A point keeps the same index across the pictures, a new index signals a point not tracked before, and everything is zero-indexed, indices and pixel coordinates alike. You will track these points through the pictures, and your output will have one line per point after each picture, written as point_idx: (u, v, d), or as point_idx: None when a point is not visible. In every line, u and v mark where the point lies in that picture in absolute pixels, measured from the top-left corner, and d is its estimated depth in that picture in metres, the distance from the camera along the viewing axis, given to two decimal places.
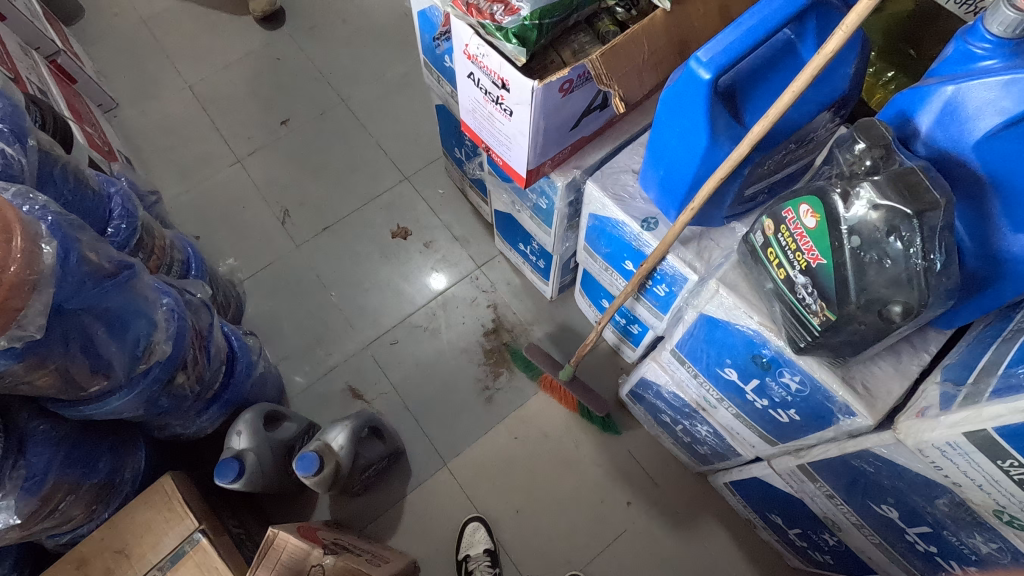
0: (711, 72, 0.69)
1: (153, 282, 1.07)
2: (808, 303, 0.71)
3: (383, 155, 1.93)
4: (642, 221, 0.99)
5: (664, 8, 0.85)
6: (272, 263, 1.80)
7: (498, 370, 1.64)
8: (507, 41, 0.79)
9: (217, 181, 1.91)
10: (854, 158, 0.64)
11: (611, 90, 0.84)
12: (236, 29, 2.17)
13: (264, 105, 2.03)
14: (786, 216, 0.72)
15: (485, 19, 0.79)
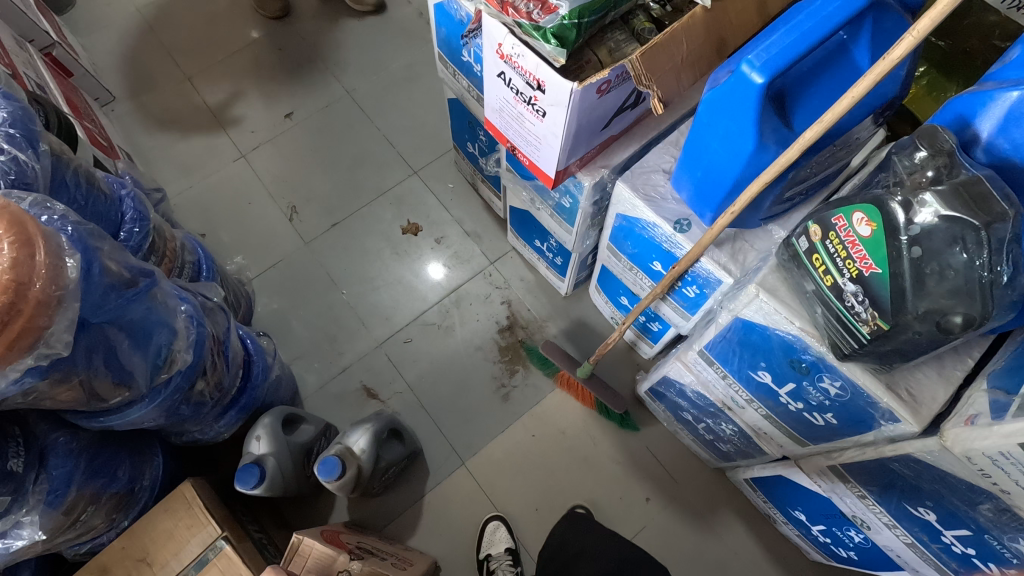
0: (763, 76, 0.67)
1: (170, 286, 1.04)
2: (857, 311, 0.69)
3: (391, 149, 1.89)
4: (675, 222, 0.97)
5: (704, 5, 0.82)
6: (281, 261, 1.76)
7: (514, 367, 1.62)
8: (545, 41, 0.77)
9: (221, 176, 1.87)
10: (915, 166, 0.63)
11: (651, 91, 0.82)
12: (235, 18, 2.11)
13: (266, 97, 1.99)
14: (836, 223, 0.71)
15: (522, 17, 0.77)
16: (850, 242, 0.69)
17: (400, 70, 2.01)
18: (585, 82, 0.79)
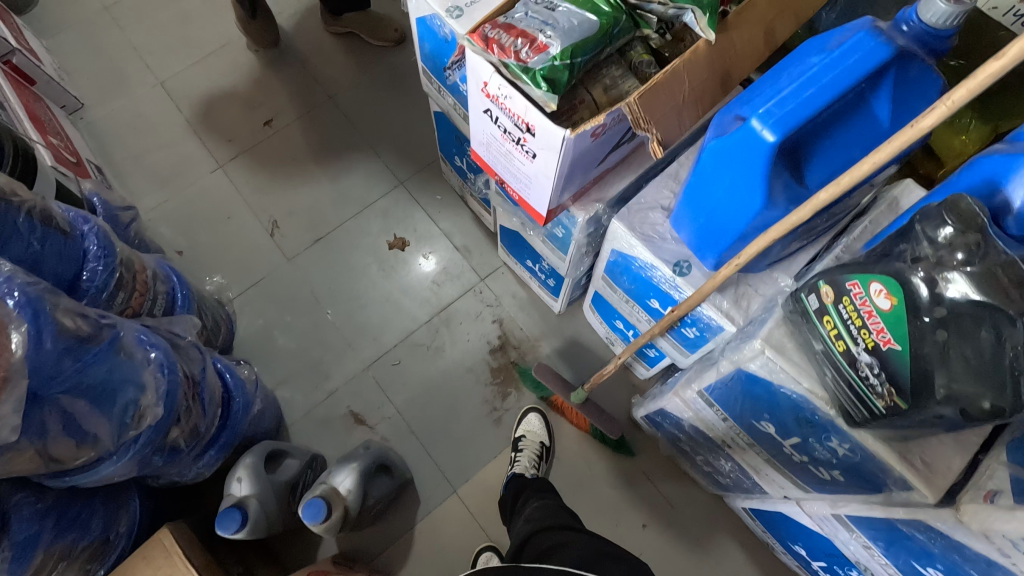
0: (775, 133, 0.62)
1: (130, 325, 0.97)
2: (872, 384, 0.65)
3: (377, 159, 1.81)
4: (674, 265, 0.91)
5: (708, 38, 0.75)
6: (262, 279, 1.69)
7: (506, 390, 1.57)
8: (536, 84, 0.70)
9: (198, 189, 1.79)
10: (943, 241, 0.57)
11: (650, 134, 0.75)
12: (209, 17, 2.00)
13: (244, 103, 1.89)
14: (851, 289, 0.65)
15: (509, 57, 0.70)
16: (867, 311, 0.64)
17: (384, 74, 1.91)
18: (577, 129, 0.72)
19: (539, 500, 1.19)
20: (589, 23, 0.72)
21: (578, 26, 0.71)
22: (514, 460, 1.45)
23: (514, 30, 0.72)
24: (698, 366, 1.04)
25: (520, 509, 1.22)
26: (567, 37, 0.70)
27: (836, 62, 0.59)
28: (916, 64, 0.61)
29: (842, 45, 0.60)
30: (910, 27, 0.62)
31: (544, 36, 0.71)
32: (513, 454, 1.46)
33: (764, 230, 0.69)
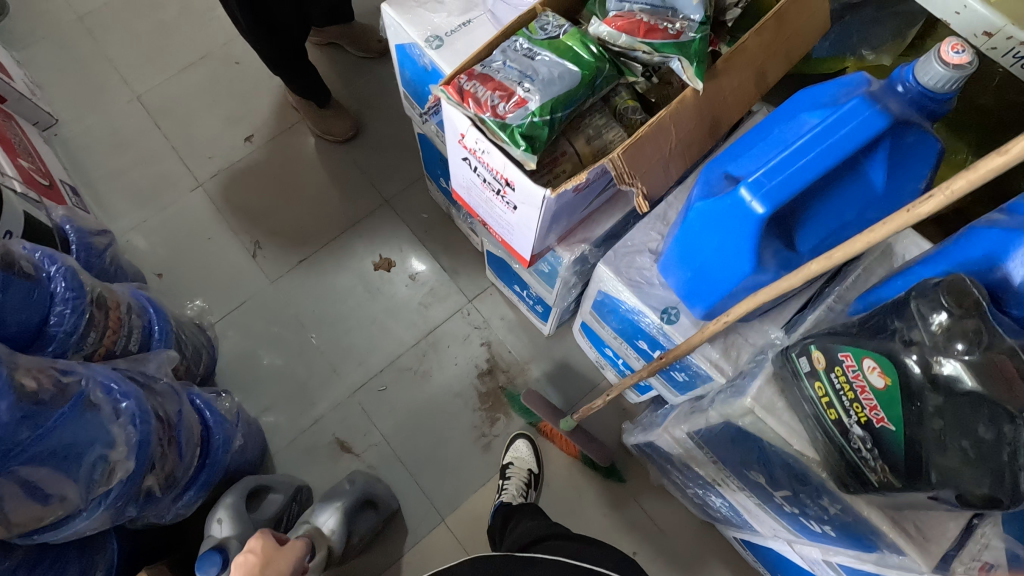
0: (766, 204, 0.59)
1: (92, 368, 0.93)
2: (866, 458, 0.62)
3: (361, 175, 1.77)
4: (662, 312, 0.88)
5: (695, 87, 0.71)
6: (245, 302, 1.65)
7: (495, 415, 1.55)
8: (514, 142, 0.67)
9: (177, 209, 1.74)
10: (936, 327, 0.54)
11: (635, 189, 0.72)
12: (187, 28, 1.94)
13: (224, 118, 1.84)
14: (843, 361, 0.62)
15: (486, 112, 0.67)
16: (860, 386, 0.61)
17: (367, 86, 1.86)
18: (558, 188, 0.69)
19: (531, 520, 1.16)
20: (571, 74, 0.68)
21: (559, 78, 0.67)
22: (501, 490, 1.43)
23: (491, 82, 0.68)
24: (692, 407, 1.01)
25: (511, 530, 1.19)
26: (547, 91, 0.66)
27: (829, 130, 0.56)
28: (913, 132, 0.58)
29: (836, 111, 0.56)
30: (908, 90, 0.59)
31: (523, 89, 0.67)
32: (500, 482, 1.44)
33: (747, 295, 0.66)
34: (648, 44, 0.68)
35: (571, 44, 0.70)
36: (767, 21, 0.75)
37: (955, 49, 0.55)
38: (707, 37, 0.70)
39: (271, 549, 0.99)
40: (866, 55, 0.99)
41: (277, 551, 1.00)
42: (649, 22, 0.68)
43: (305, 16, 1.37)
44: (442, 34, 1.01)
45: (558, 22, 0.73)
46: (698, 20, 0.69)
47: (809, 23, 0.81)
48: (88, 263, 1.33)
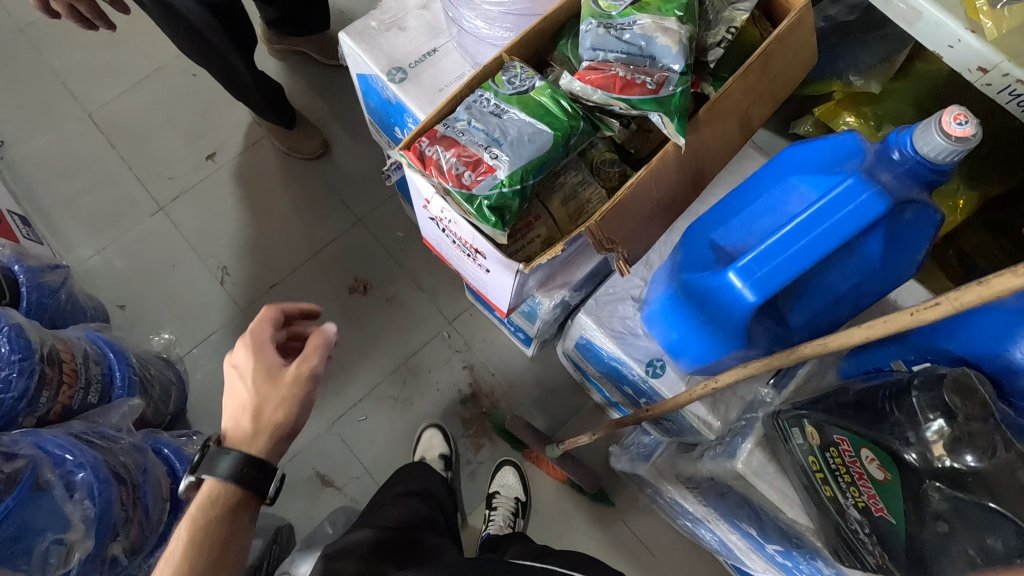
0: (754, 293, 0.56)
1: (40, 440, 0.89)
2: (864, 542, 0.58)
3: (331, 194, 1.69)
4: (647, 364, 0.84)
5: (677, 142, 0.66)
6: (214, 332, 1.58)
7: (479, 442, 1.51)
8: (482, 215, 0.61)
9: (138, 235, 1.65)
10: (936, 431, 0.51)
11: (615, 253, 0.67)
12: (139, 38, 1.82)
13: (183, 136, 1.74)
14: (839, 443, 0.58)
15: (450, 183, 0.61)
16: (858, 472, 0.57)
17: (335, 97, 1.76)
18: (533, 263, 0.64)
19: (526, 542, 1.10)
20: (542, 135, 0.62)
21: (529, 140, 0.62)
22: (489, 521, 1.40)
23: (453, 145, 0.62)
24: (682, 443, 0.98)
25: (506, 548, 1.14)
26: (516, 157, 0.61)
27: (821, 216, 0.52)
28: (912, 209, 0.54)
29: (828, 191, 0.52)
30: (905, 160, 0.54)
31: (490, 154, 0.61)
32: (486, 513, 1.41)
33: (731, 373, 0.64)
34: (625, 101, 0.62)
35: (542, 99, 0.64)
36: (751, 64, 0.70)
37: (958, 120, 0.50)
38: (687, 89, 0.65)
39: (258, 382, 0.79)
40: (852, 80, 0.94)
41: (271, 378, 0.79)
42: (625, 77, 0.63)
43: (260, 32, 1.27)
44: (404, 66, 0.94)
45: (526, 73, 0.67)
46: (678, 71, 0.64)
47: (794, 61, 0.76)
48: (41, 302, 1.25)
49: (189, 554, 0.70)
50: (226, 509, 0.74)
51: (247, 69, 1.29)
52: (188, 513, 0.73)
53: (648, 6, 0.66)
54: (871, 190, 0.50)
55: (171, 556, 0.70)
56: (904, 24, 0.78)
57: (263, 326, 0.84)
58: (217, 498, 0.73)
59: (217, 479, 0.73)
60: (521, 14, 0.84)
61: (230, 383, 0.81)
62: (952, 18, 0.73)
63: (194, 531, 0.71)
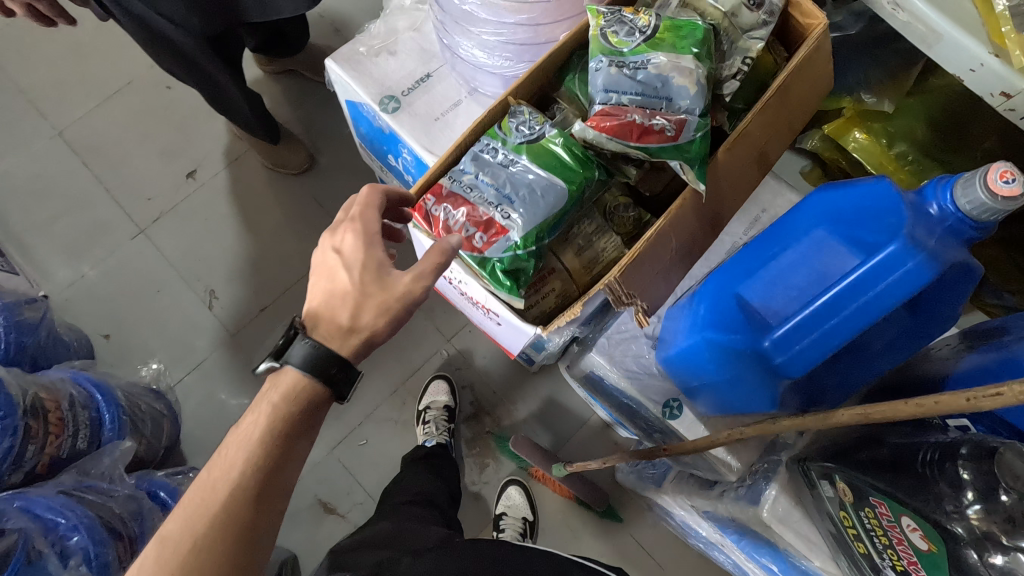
0: (796, 364, 0.57)
1: (29, 502, 0.88)
2: None
3: (318, 209, 1.62)
4: (664, 405, 0.81)
5: (697, 188, 0.62)
6: (205, 360, 1.53)
7: (484, 461, 1.49)
8: (496, 278, 0.58)
9: (118, 259, 1.58)
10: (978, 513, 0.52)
11: (635, 305, 0.63)
12: (108, 50, 1.72)
13: (160, 153, 1.66)
14: (874, 505, 0.57)
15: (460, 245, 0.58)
16: (898, 539, 0.55)
17: (318, 108, 1.69)
18: (549, 328, 0.63)
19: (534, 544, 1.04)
20: (555, 189, 0.58)
21: (543, 195, 0.58)
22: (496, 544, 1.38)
23: (462, 203, 0.58)
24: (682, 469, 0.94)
25: None
26: (530, 215, 0.57)
27: (861, 287, 0.52)
28: (952, 278, 0.52)
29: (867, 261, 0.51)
30: (943, 214, 0.51)
31: (500, 212, 0.57)
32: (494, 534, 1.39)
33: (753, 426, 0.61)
34: (643, 149, 0.59)
35: (554, 148, 0.60)
36: (768, 100, 0.66)
37: (1004, 178, 0.47)
38: (708, 133, 0.61)
39: (364, 268, 0.57)
40: (865, 98, 0.91)
41: (381, 278, 0.57)
42: (642, 123, 0.59)
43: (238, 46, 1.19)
44: (397, 94, 0.88)
45: (534, 117, 0.62)
46: (696, 115, 0.61)
47: (810, 92, 0.72)
48: (20, 341, 1.18)
49: (258, 447, 0.53)
50: (309, 410, 0.56)
51: (227, 84, 1.20)
52: (265, 403, 0.56)
53: (662, 43, 0.62)
54: (916, 261, 0.49)
55: (237, 439, 0.54)
56: (922, 45, 0.74)
57: (372, 204, 0.60)
58: (298, 394, 0.56)
59: (304, 374, 0.55)
60: (522, 45, 0.76)
61: (328, 264, 0.58)
62: (975, 42, 0.69)
63: (269, 422, 0.54)
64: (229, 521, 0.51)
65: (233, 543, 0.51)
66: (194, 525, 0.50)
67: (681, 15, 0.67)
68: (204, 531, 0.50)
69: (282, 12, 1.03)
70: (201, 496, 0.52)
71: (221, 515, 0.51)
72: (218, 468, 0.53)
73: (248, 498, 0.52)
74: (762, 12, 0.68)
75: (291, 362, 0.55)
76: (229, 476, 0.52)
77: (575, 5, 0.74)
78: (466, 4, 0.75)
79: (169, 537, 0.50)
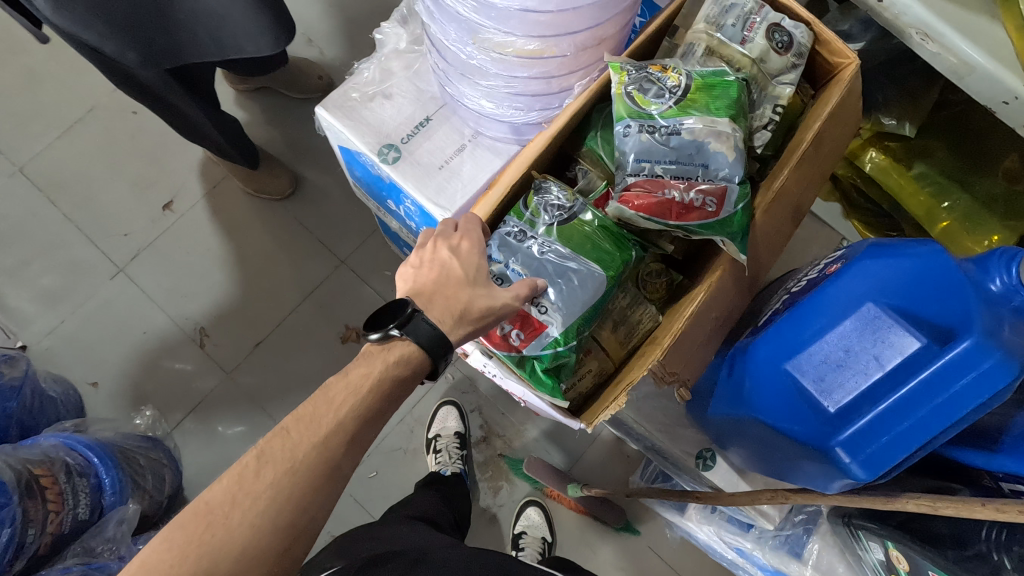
0: (867, 467, 0.52)
1: None
2: None
3: (306, 235, 1.45)
4: (698, 457, 0.81)
5: (738, 257, 0.61)
6: (203, 400, 1.37)
7: (497, 485, 1.38)
8: (537, 376, 0.60)
9: (97, 304, 1.41)
10: None
11: (676, 386, 0.61)
12: (63, 72, 1.53)
13: (131, 183, 1.49)
14: None
15: (498, 346, 0.59)
16: None
17: (302, 125, 1.51)
18: (596, 419, 0.60)
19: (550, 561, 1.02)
20: (594, 277, 0.59)
21: (582, 284, 0.59)
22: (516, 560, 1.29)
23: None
24: (705, 505, 0.85)
25: None
26: (569, 311, 0.58)
27: (934, 385, 0.49)
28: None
29: (937, 354, 0.49)
30: (1007, 291, 0.48)
31: (538, 308, 0.58)
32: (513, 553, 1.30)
33: (799, 492, 0.58)
34: (683, 227, 0.58)
35: (588, 230, 0.61)
36: (804, 153, 0.63)
37: None
38: (747, 202, 0.59)
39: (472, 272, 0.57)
40: (885, 121, 0.88)
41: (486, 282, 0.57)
42: (681, 201, 0.57)
43: (208, 72, 1.05)
44: (396, 142, 0.79)
45: (561, 198, 0.62)
46: (737, 182, 0.58)
47: (843, 134, 0.68)
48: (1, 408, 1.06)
49: (370, 395, 0.50)
50: (418, 377, 0.53)
51: (199, 118, 1.06)
52: (377, 355, 0.52)
53: (696, 104, 0.58)
54: (995, 358, 0.46)
55: (348, 379, 0.50)
56: (953, 77, 0.69)
57: (474, 225, 0.61)
58: (413, 362, 0.52)
59: (420, 347, 0.52)
60: (534, 95, 0.74)
61: (438, 258, 0.57)
62: (1010, 75, 0.64)
63: (384, 374, 0.51)
64: (327, 456, 0.47)
65: (323, 482, 0.46)
66: (294, 448, 0.46)
67: (707, 65, 0.63)
68: (303, 457, 0.46)
69: (244, 51, 0.84)
70: (305, 422, 0.47)
71: (322, 445, 0.47)
72: (326, 400, 0.48)
73: (348, 438, 0.48)
74: (791, 55, 0.64)
75: (414, 335, 0.52)
76: (338, 413, 0.48)
77: (593, 56, 0.71)
78: (473, 59, 0.71)
79: (266, 451, 0.46)
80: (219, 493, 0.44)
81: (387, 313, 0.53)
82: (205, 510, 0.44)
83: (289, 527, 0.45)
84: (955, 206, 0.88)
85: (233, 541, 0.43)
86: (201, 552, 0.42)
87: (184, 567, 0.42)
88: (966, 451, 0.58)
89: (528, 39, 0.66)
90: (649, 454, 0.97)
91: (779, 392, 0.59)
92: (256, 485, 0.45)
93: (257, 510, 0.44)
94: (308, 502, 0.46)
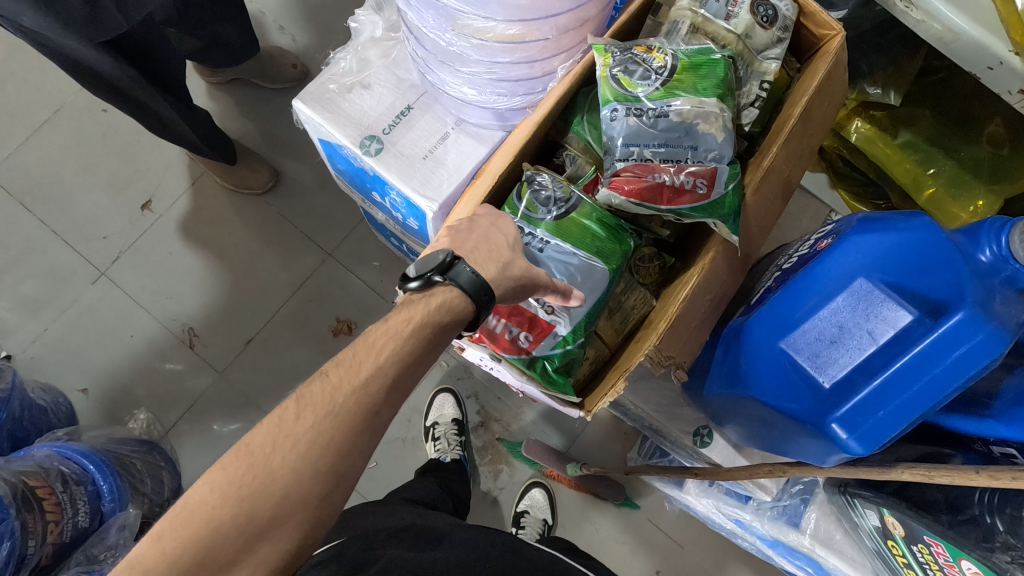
0: (863, 444, 0.52)
1: None
2: None
3: (290, 228, 1.42)
4: (694, 434, 0.81)
5: (730, 238, 0.60)
6: (196, 400, 1.36)
7: (497, 468, 1.39)
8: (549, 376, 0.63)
9: (80, 309, 1.38)
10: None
11: (671, 368, 0.61)
12: (25, 71, 1.48)
13: (105, 184, 1.45)
14: (930, 544, 0.57)
15: (506, 349, 0.61)
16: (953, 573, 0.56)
17: (278, 117, 1.47)
18: (593, 407, 0.61)
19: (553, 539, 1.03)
20: (599, 272, 0.61)
21: (587, 277, 0.60)
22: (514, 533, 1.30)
23: (504, 309, 0.62)
24: (702, 480, 0.86)
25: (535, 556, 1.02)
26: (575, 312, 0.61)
27: (928, 359, 0.49)
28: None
29: (931, 328, 0.49)
30: (997, 261, 0.48)
31: (544, 309, 0.61)
32: (514, 531, 1.31)
33: (796, 466, 0.58)
34: (675, 211, 0.57)
35: (586, 224, 0.62)
36: (792, 129, 0.63)
37: None
38: (738, 183, 0.59)
39: (477, 249, 0.54)
40: (870, 90, 0.89)
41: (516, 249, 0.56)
42: (672, 184, 0.57)
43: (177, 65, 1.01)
44: (378, 133, 0.77)
45: (555, 190, 0.63)
46: (726, 163, 0.58)
47: (831, 107, 0.68)
48: None
49: (411, 340, 0.48)
50: (458, 326, 0.51)
51: (170, 114, 1.02)
52: (421, 301, 0.50)
53: (684, 86, 0.57)
54: (987, 330, 0.46)
55: (388, 325, 0.49)
56: (938, 44, 0.68)
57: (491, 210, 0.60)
58: (454, 308, 0.51)
59: (465, 294, 0.51)
60: (517, 81, 0.73)
61: (478, 228, 0.56)
62: (996, 39, 0.63)
63: (426, 320, 0.49)
64: (368, 401, 0.45)
65: (363, 427, 0.45)
66: (333, 391, 0.45)
67: (691, 43, 0.62)
68: (344, 401, 0.45)
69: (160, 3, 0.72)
70: (345, 366, 0.46)
71: (362, 389, 0.45)
72: (365, 346, 0.47)
73: (387, 382, 0.47)
74: (776, 29, 0.63)
75: (457, 281, 0.51)
76: (378, 359, 0.47)
77: (575, 37, 0.70)
78: (453, 45, 0.70)
79: (306, 394, 0.45)
80: (261, 435, 0.43)
81: (427, 263, 0.52)
82: (245, 451, 0.43)
83: (329, 473, 0.44)
84: (941, 172, 0.89)
85: (274, 483, 0.42)
86: (243, 493, 0.41)
87: (226, 509, 0.41)
88: (956, 418, 0.57)
89: (509, 24, 0.65)
90: (646, 431, 0.99)
91: (775, 370, 0.59)
92: (296, 428, 0.43)
93: (297, 454, 0.43)
94: (348, 448, 0.44)
